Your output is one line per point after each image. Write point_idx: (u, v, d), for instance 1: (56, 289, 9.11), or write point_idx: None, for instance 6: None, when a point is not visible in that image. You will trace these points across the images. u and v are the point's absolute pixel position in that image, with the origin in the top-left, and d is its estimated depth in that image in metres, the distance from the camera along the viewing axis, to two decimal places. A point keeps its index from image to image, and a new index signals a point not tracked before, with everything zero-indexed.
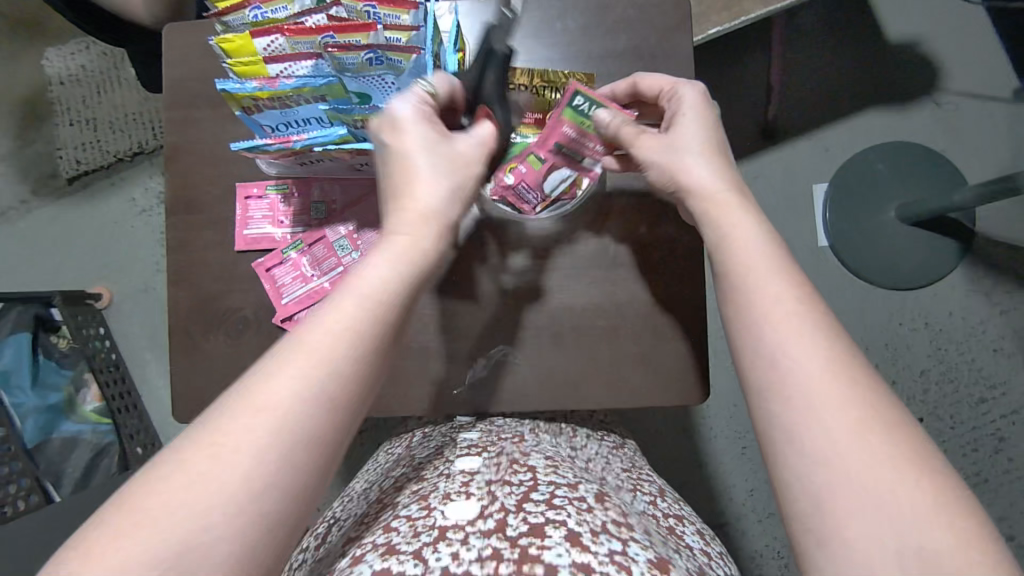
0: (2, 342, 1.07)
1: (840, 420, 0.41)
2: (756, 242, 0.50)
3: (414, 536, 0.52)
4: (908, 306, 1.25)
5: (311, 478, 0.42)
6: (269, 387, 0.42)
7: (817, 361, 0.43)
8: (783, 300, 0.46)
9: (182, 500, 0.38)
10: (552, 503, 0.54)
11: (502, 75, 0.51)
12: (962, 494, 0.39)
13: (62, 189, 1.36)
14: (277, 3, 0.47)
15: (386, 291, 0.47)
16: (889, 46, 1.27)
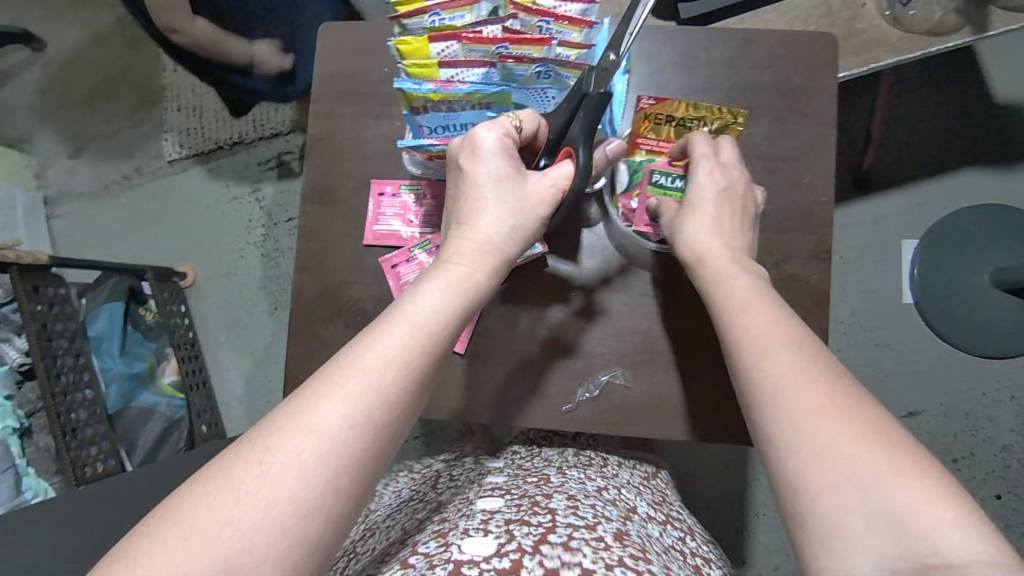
0: (98, 309, 1.12)
1: (827, 423, 0.40)
2: (744, 279, 0.51)
3: (428, 568, 0.46)
4: (996, 376, 1.19)
5: (351, 500, 0.42)
6: (319, 406, 0.42)
7: (792, 377, 0.43)
8: (770, 325, 0.47)
9: (229, 517, 0.39)
10: (568, 546, 0.48)
11: (593, 120, 0.48)
12: (957, 495, 0.37)
13: (162, 171, 1.42)
14: (457, 11, 0.49)
15: (437, 319, 0.47)
16: (997, 105, 1.23)
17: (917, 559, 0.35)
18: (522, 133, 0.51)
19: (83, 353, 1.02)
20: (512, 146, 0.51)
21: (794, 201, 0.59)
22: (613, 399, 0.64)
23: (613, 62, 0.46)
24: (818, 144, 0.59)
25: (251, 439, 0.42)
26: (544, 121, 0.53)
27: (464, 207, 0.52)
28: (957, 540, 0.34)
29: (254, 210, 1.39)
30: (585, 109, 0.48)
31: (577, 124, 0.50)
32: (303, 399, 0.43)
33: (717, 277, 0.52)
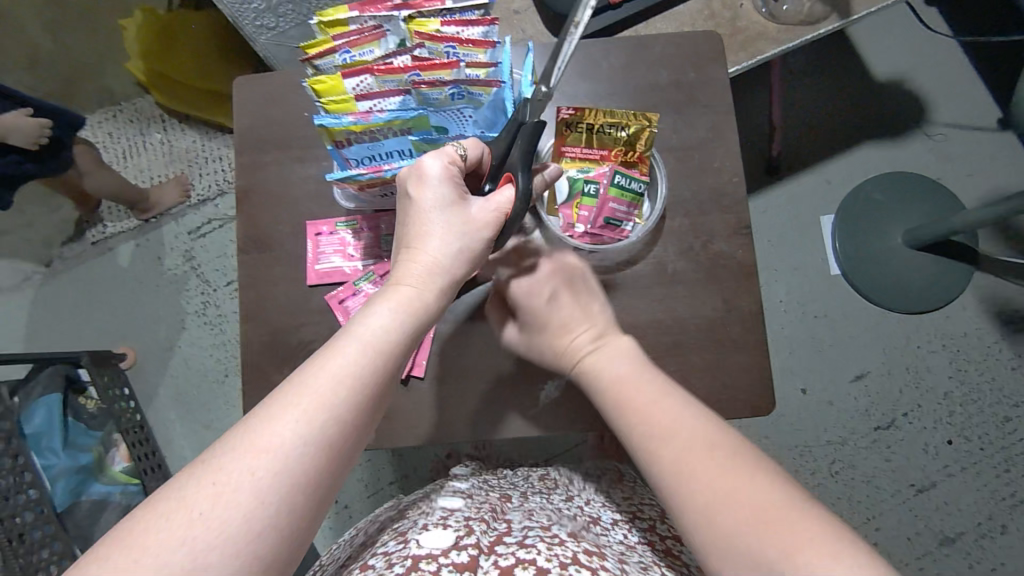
0: (34, 405, 1.06)
1: (716, 517, 0.42)
2: (621, 366, 0.54)
3: (387, 568, 0.49)
4: (925, 328, 1.27)
5: (306, 517, 0.42)
6: (272, 428, 0.42)
7: (650, 417, 0.49)
8: (645, 416, 0.49)
9: (183, 538, 0.38)
10: (522, 543, 0.53)
11: (530, 145, 0.52)
12: (843, 541, 0.38)
13: (86, 253, 1.37)
14: (365, 47, 0.51)
15: (388, 338, 0.48)
16: (878, 82, 1.34)
17: (768, 564, 0.39)
18: (467, 161, 0.53)
19: (21, 452, 0.95)
20: (461, 170, 0.53)
21: (707, 185, 0.63)
22: (575, 398, 0.65)
23: (545, 93, 0.51)
24: (720, 132, 0.64)
25: (203, 460, 0.41)
26: (487, 149, 0.55)
27: (411, 230, 0.53)
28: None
29: (190, 279, 1.36)
30: (522, 136, 0.52)
31: (516, 150, 0.53)
32: (256, 418, 0.43)
33: (592, 373, 0.55)
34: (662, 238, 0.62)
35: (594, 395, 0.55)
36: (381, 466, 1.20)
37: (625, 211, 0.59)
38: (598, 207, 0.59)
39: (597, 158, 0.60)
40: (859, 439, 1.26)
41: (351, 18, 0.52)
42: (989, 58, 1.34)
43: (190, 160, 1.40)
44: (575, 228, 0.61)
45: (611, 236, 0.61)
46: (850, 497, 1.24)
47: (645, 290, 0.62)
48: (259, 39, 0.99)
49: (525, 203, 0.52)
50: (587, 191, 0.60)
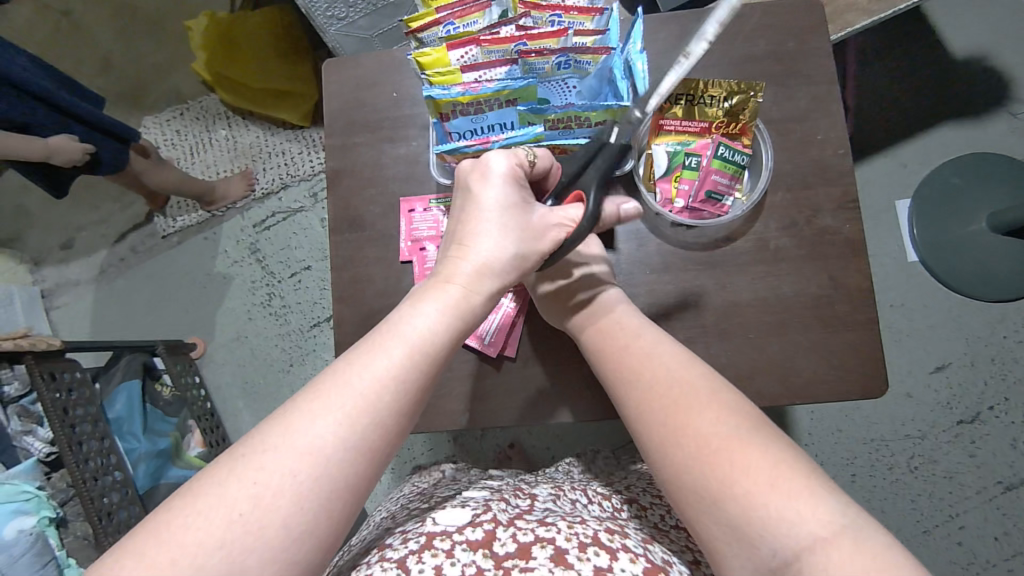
0: (114, 391, 1.08)
1: (667, 451, 0.45)
2: (603, 320, 0.56)
3: (402, 543, 0.50)
4: (1012, 317, 1.21)
5: (343, 523, 0.42)
6: (312, 430, 0.42)
7: (645, 369, 0.50)
8: (619, 361, 0.52)
9: (221, 538, 0.38)
10: (543, 521, 0.53)
11: (609, 168, 0.52)
12: (784, 473, 0.40)
13: (157, 246, 1.42)
14: (470, 19, 0.51)
15: (434, 343, 0.47)
16: (957, 59, 1.28)
17: (748, 516, 0.39)
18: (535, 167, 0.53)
19: (107, 436, 0.99)
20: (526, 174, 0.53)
21: (810, 158, 0.60)
22: None
23: (638, 118, 0.50)
24: (823, 102, 0.61)
25: (240, 453, 0.41)
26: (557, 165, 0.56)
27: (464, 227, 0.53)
28: (791, 526, 0.38)
29: (256, 271, 1.39)
30: (603, 157, 0.52)
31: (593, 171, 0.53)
32: (295, 415, 0.42)
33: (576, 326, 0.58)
34: (764, 213, 0.60)
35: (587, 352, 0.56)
36: (443, 456, 1.20)
37: (727, 186, 0.58)
38: (698, 182, 0.58)
39: (697, 130, 0.58)
40: (940, 434, 1.20)
41: None
42: None
43: (254, 155, 1.43)
44: (673, 204, 0.59)
45: (712, 212, 0.59)
46: (931, 494, 1.18)
47: (744, 267, 0.59)
48: (329, 30, 1.00)
49: (593, 225, 0.51)
50: (688, 164, 0.58)
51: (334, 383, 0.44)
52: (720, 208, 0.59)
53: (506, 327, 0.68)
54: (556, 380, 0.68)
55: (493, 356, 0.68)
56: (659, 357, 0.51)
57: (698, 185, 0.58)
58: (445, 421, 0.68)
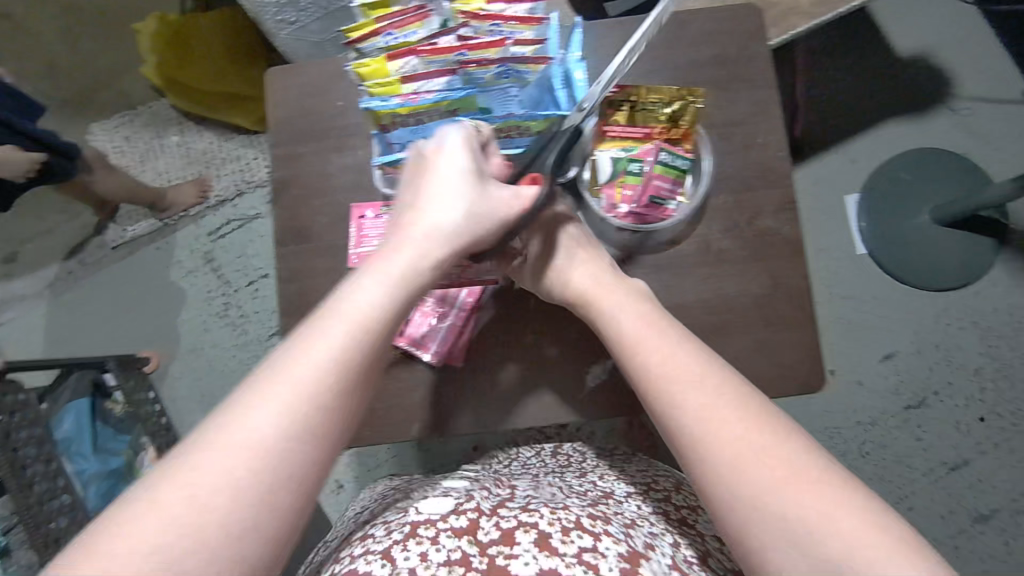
0: (63, 411, 1.05)
1: (697, 461, 0.45)
2: (639, 324, 0.53)
3: (387, 533, 0.53)
4: (954, 306, 1.26)
5: (291, 516, 0.40)
6: (251, 423, 0.40)
7: (701, 382, 0.48)
8: (673, 374, 0.49)
9: (155, 544, 0.36)
10: (525, 509, 0.57)
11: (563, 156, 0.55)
12: (811, 482, 0.42)
13: (106, 257, 1.37)
14: (409, 28, 0.50)
15: (377, 317, 0.46)
16: (901, 57, 1.32)
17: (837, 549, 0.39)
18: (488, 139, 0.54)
19: (53, 458, 0.95)
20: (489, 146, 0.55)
21: (753, 161, 0.61)
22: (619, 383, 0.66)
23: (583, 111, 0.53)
24: (764, 105, 0.62)
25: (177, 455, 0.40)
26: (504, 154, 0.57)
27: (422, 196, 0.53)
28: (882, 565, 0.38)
29: (212, 281, 1.35)
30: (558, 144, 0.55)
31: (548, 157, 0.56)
32: (233, 410, 0.41)
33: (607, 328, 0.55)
34: (707, 216, 0.61)
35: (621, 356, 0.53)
36: (408, 461, 1.20)
37: (669, 190, 0.59)
38: (642, 187, 0.59)
39: (640, 136, 0.60)
40: (890, 420, 1.24)
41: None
42: (1015, 28, 1.30)
43: (208, 161, 1.38)
44: (618, 208, 0.60)
45: (657, 216, 0.60)
46: (883, 478, 1.22)
47: (690, 269, 0.61)
48: (279, 33, 0.97)
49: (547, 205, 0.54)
50: (631, 170, 0.59)
51: (273, 374, 0.43)
52: (665, 212, 0.60)
53: (455, 335, 0.67)
54: (509, 386, 0.68)
55: (440, 364, 0.67)
56: (679, 360, 0.50)
57: (641, 188, 0.59)
58: (399, 431, 0.67)
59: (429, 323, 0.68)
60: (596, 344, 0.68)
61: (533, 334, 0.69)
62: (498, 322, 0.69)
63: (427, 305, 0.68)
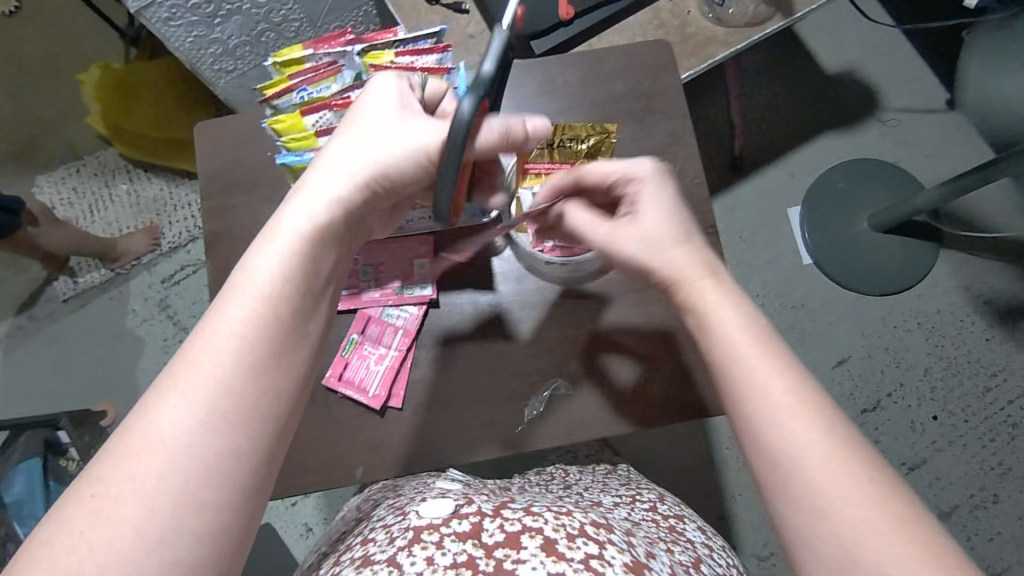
0: (13, 473, 1.00)
1: (753, 454, 0.44)
2: (731, 324, 0.48)
3: (388, 542, 0.50)
4: (899, 308, 1.30)
5: (215, 511, 0.39)
6: (159, 422, 0.40)
7: (790, 397, 0.44)
8: (759, 380, 0.45)
9: (65, 567, 0.35)
10: (529, 511, 0.53)
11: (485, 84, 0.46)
12: (869, 499, 0.40)
13: (58, 310, 1.35)
14: (323, 84, 0.56)
15: (281, 290, 0.46)
16: (829, 74, 1.38)
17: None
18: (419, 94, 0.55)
19: None
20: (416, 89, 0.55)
21: None
22: (560, 411, 0.67)
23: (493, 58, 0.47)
24: (678, 136, 0.65)
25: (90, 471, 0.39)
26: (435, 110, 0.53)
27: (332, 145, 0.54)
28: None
29: (169, 328, 1.34)
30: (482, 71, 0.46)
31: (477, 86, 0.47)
32: (138, 417, 0.40)
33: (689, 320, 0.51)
34: None
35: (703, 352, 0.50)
36: None
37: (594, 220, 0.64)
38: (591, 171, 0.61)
39: (562, 171, 0.65)
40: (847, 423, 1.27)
41: (307, 57, 0.57)
42: (933, 42, 1.37)
43: (160, 208, 1.38)
44: (545, 243, 0.69)
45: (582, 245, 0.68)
46: None
47: None
48: (218, 82, 0.98)
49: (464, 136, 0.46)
50: None
51: (177, 371, 0.42)
52: None
53: (394, 375, 0.68)
54: (450, 424, 0.67)
55: (378, 408, 0.67)
56: (757, 349, 0.47)
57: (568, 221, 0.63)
58: (343, 473, 0.66)
59: (367, 366, 0.68)
60: (539, 371, 0.68)
61: (472, 368, 0.69)
62: (436, 360, 0.69)
63: (365, 349, 0.69)
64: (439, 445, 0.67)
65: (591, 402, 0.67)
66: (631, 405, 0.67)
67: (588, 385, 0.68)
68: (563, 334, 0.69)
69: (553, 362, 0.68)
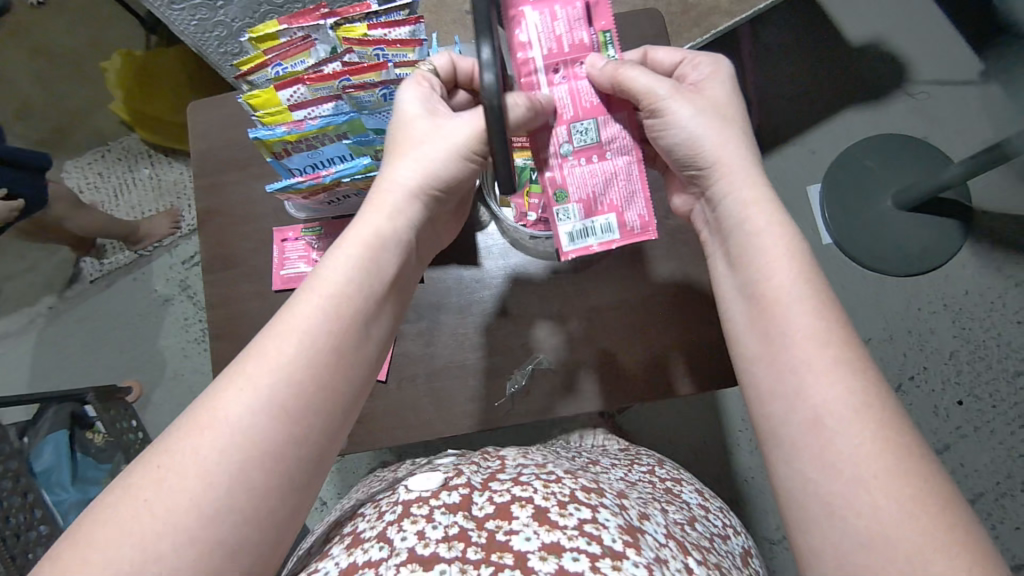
0: (42, 442, 1.05)
1: (777, 410, 0.44)
2: (779, 277, 0.47)
3: (378, 520, 0.48)
4: (924, 290, 1.24)
5: (265, 492, 0.40)
6: (230, 401, 0.41)
7: (822, 371, 0.43)
8: (801, 347, 0.44)
9: (127, 530, 0.37)
10: (518, 479, 0.51)
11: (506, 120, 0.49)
12: (891, 474, 0.39)
13: (86, 290, 1.40)
14: (296, 59, 0.59)
15: (346, 288, 0.48)
16: (854, 46, 1.32)
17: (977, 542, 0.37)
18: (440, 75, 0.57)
19: (30, 489, 0.96)
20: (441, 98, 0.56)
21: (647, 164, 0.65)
22: (542, 385, 0.69)
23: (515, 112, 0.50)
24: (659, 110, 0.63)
25: (156, 445, 0.41)
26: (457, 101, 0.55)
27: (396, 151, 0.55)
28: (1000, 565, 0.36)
29: (189, 307, 1.38)
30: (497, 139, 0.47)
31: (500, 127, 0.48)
32: (207, 400, 0.41)
33: (741, 244, 0.50)
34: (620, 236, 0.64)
35: (750, 285, 0.49)
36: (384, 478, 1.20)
37: None
38: (559, 44, 0.55)
39: None
40: None
41: (281, 32, 0.59)
42: (966, 9, 1.30)
43: (178, 193, 1.42)
44: (528, 217, 0.69)
45: None
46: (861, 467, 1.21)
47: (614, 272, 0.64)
48: (223, 64, 1.01)
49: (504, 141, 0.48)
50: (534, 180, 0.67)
51: (249, 356, 0.44)
52: None
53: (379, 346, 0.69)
54: (435, 399, 0.69)
55: None
56: (816, 295, 0.46)
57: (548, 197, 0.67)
58: None
59: None
60: (523, 348, 0.69)
61: (455, 344, 0.70)
62: (421, 334, 0.70)
63: None
64: (422, 418, 0.68)
65: (577, 378, 0.68)
66: (615, 383, 0.68)
67: (570, 359, 0.69)
68: (548, 311, 0.70)
69: (539, 337, 0.70)
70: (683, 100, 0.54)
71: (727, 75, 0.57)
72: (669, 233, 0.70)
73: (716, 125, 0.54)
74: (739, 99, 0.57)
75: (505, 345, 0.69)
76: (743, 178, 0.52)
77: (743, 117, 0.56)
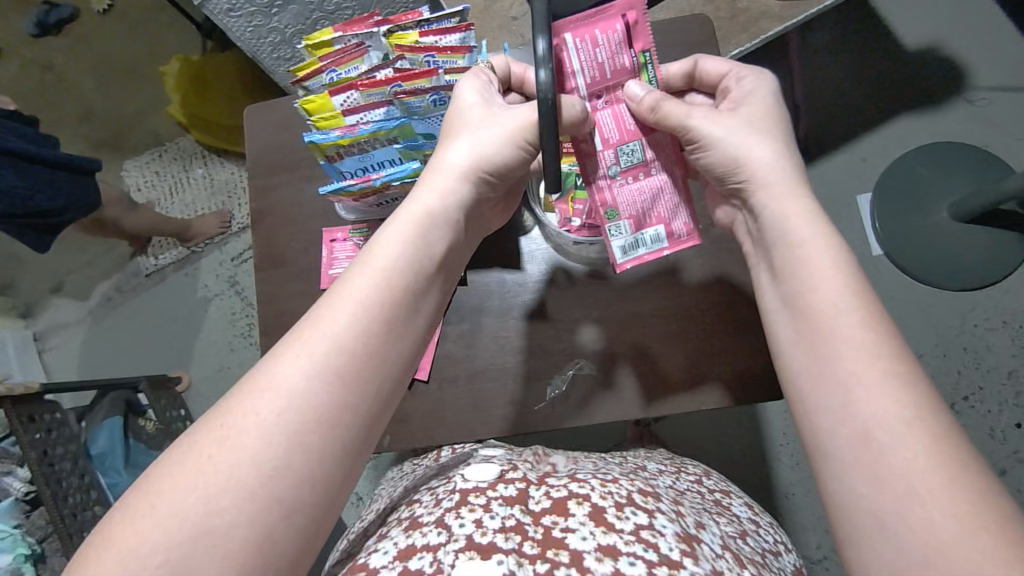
0: (97, 427, 1.10)
1: (827, 421, 0.43)
2: (828, 288, 0.45)
3: (435, 506, 0.49)
4: (981, 305, 1.19)
5: (322, 457, 0.42)
6: (287, 367, 0.43)
7: (882, 380, 0.41)
8: (855, 357, 0.42)
9: (192, 484, 0.38)
10: (575, 478, 0.51)
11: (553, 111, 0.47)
12: (952, 487, 0.37)
13: (141, 284, 1.47)
14: (350, 66, 0.61)
15: (397, 261, 0.49)
16: (910, 50, 1.27)
17: None
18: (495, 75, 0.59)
19: (87, 472, 1.01)
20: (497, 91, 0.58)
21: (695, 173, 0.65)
22: (581, 390, 0.69)
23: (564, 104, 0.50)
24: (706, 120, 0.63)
25: (216, 410, 0.42)
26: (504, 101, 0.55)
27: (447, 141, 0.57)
28: None
29: (237, 302, 1.43)
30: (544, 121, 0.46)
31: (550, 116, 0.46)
32: (265, 368, 0.43)
33: (783, 262, 0.49)
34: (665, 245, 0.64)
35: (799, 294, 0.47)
36: None
37: None
38: (602, 71, 0.54)
39: None
40: None
41: (335, 39, 0.61)
42: None
43: (229, 191, 1.47)
44: (571, 222, 0.69)
45: None
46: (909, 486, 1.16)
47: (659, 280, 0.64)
48: (276, 69, 1.04)
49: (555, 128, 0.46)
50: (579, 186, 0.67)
51: (303, 326, 0.45)
52: None
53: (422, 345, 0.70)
54: (475, 400, 0.69)
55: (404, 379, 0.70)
56: (871, 306, 0.45)
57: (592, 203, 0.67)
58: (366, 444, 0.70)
59: None
60: (563, 352, 0.69)
61: (495, 347, 0.70)
62: (461, 336, 0.71)
63: None
64: (461, 418, 0.69)
65: (616, 384, 0.68)
66: (655, 391, 0.68)
67: (610, 365, 0.69)
68: (589, 316, 0.70)
69: (578, 342, 0.70)
70: (718, 118, 0.54)
71: (771, 90, 0.56)
72: (715, 241, 0.69)
73: (753, 141, 0.53)
74: (783, 112, 0.56)
75: (545, 349, 0.70)
76: (781, 193, 0.51)
77: (789, 134, 0.55)
